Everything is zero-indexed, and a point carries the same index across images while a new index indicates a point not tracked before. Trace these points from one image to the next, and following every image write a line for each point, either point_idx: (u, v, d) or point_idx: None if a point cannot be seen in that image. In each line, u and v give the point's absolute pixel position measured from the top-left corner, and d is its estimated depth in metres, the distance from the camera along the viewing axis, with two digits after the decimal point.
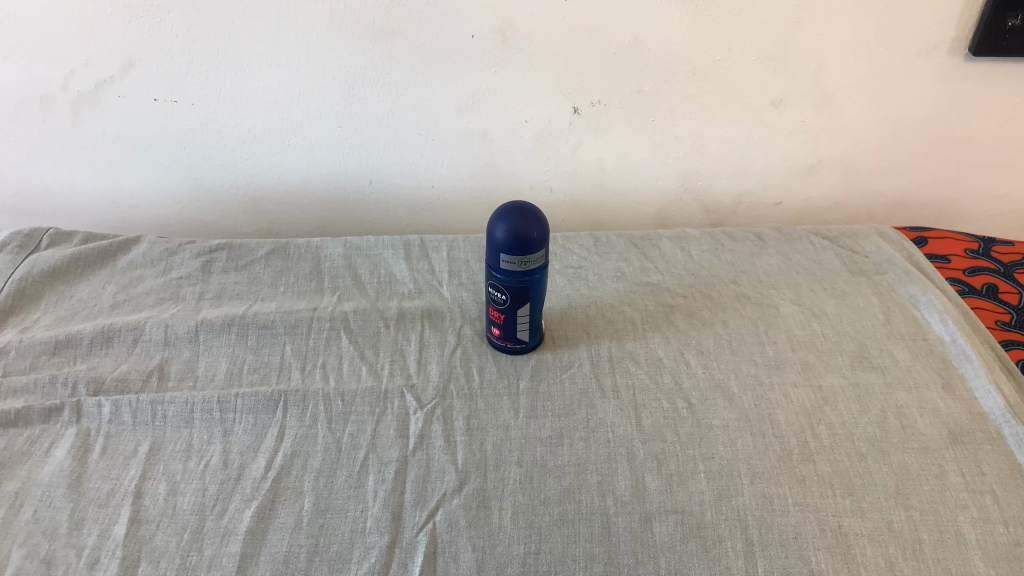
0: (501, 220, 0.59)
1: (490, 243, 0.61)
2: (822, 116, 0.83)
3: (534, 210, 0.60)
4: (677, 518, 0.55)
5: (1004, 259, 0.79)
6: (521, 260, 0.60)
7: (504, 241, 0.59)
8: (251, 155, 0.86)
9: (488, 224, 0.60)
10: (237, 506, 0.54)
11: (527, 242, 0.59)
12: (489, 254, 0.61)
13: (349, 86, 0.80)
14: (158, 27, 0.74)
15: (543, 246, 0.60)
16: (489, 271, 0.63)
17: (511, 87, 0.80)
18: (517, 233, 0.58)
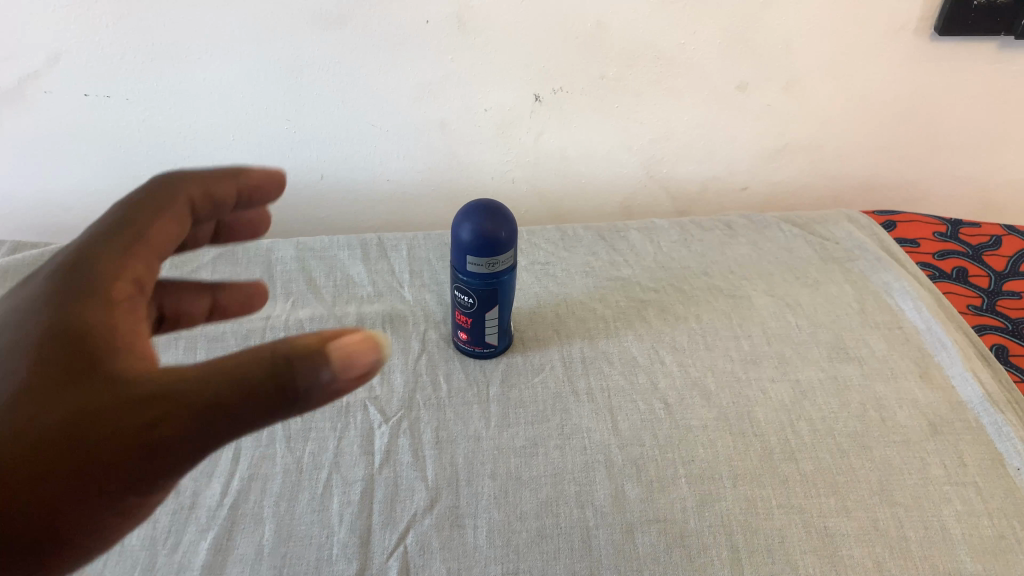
0: (466, 220, 0.56)
1: (455, 245, 0.58)
2: (788, 99, 0.82)
3: (501, 208, 0.57)
4: (660, 527, 0.53)
5: (972, 241, 0.78)
6: (490, 261, 0.57)
7: (471, 242, 0.56)
8: (193, 153, 0.81)
9: (453, 224, 0.57)
10: (192, 539, 0.50)
11: (495, 243, 0.56)
12: (455, 256, 0.58)
13: (298, 77, 0.75)
14: (84, 17, 0.68)
15: (512, 246, 0.58)
16: (455, 274, 0.60)
17: (470, 74, 0.77)
18: (484, 233, 0.55)
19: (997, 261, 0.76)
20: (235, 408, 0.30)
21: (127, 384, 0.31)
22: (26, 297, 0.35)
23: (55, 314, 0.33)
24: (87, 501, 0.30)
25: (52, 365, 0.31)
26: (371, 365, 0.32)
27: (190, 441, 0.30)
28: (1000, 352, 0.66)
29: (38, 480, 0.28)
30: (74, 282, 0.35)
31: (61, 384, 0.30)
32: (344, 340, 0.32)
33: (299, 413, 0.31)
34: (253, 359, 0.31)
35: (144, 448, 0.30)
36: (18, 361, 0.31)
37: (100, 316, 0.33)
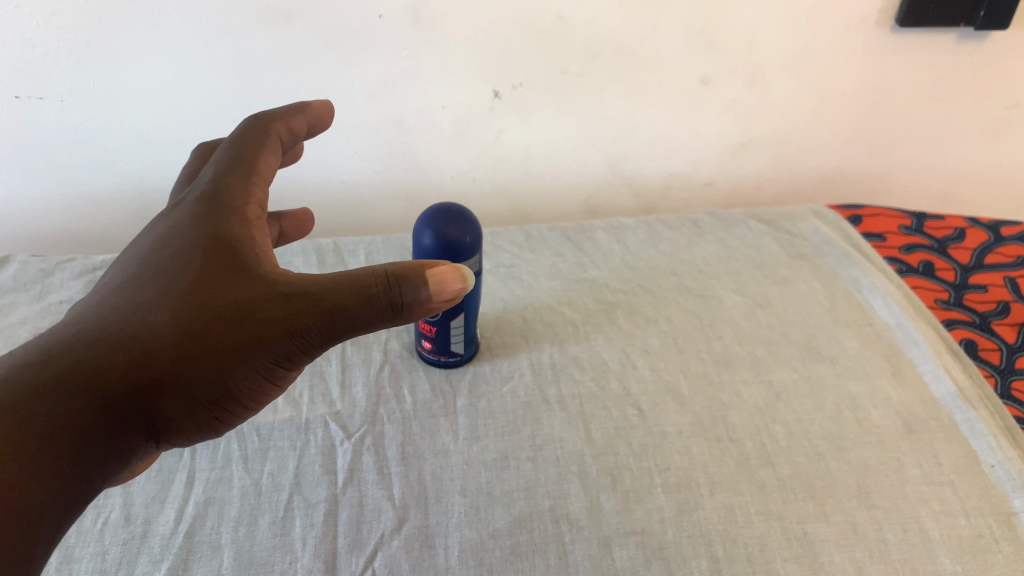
0: (427, 227, 0.53)
1: (415, 252, 0.55)
2: (752, 93, 0.81)
3: (463, 213, 0.54)
4: (638, 540, 0.51)
5: (937, 235, 0.78)
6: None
7: (433, 250, 0.53)
8: (136, 156, 0.77)
9: (414, 230, 0.55)
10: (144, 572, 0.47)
11: (457, 250, 0.53)
12: (416, 263, 0.55)
13: (247, 76, 0.72)
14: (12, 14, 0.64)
15: (475, 253, 0.55)
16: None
17: (428, 71, 0.74)
18: (446, 239, 0.53)
19: (962, 254, 0.76)
20: (356, 302, 0.39)
21: (270, 282, 0.39)
22: (176, 221, 0.43)
23: (204, 230, 0.41)
24: (249, 368, 0.38)
25: (214, 262, 0.39)
26: (459, 291, 0.41)
27: (318, 331, 0.39)
28: (969, 347, 0.66)
29: (219, 341, 0.37)
30: (215, 211, 0.43)
31: (225, 274, 0.39)
32: (440, 269, 0.40)
33: (404, 320, 0.40)
34: (372, 271, 0.40)
35: (285, 330, 0.38)
36: (188, 260, 0.39)
37: (247, 236, 0.42)
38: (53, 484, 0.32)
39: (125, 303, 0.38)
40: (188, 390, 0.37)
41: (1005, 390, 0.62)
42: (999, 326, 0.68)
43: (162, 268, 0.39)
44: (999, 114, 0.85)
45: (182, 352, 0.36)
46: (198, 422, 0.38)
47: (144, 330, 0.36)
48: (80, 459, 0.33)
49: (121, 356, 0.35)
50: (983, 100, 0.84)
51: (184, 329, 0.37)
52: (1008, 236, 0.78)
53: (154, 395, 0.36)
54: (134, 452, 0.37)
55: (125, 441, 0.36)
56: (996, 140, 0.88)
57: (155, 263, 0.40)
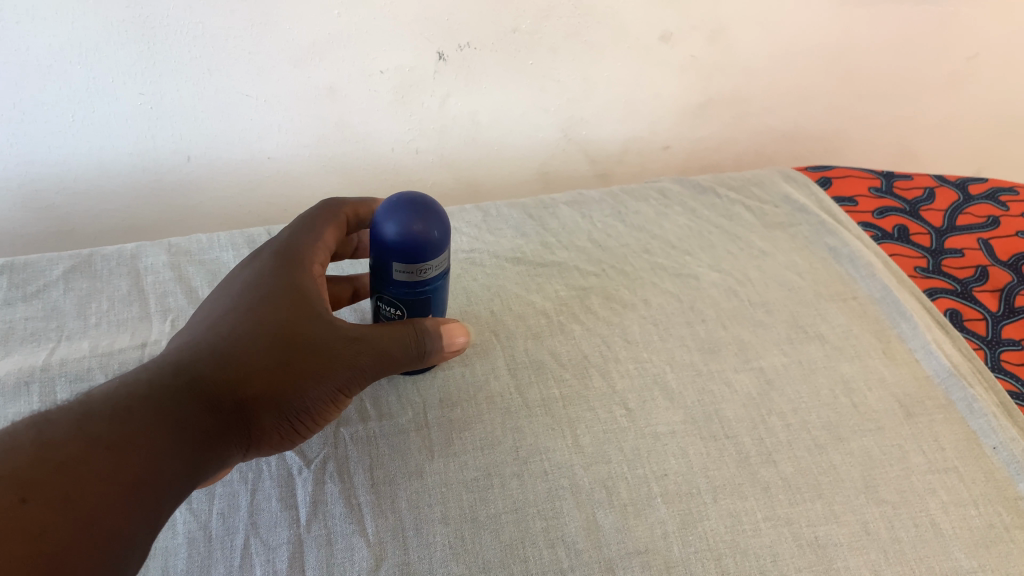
0: (388, 218, 0.45)
1: (376, 247, 0.47)
2: (713, 51, 0.75)
3: (431, 202, 0.47)
4: (643, 560, 0.46)
5: (907, 196, 0.75)
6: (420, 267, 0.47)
7: (395, 246, 0.45)
8: (20, 139, 0.65)
9: (373, 222, 0.46)
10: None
11: (426, 248, 0.46)
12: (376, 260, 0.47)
13: (151, 43, 0.61)
14: None
15: (446, 248, 0.47)
16: (377, 281, 0.49)
17: (363, 33, 0.65)
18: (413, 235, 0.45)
19: (934, 216, 0.73)
20: (397, 348, 0.46)
21: (339, 323, 0.44)
22: (254, 266, 0.46)
23: (285, 275, 0.45)
24: (321, 395, 0.42)
25: (298, 303, 0.43)
26: (461, 342, 0.50)
27: (371, 368, 0.44)
28: (955, 317, 0.63)
29: (307, 371, 0.41)
30: (292, 259, 0.46)
31: (305, 313, 0.43)
32: (452, 329, 0.49)
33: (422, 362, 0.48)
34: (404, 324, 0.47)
35: (351, 366, 0.43)
36: (276, 299, 0.43)
37: (316, 281, 0.46)
38: (182, 470, 0.36)
39: (225, 332, 0.41)
40: (278, 408, 0.41)
41: (995, 362, 0.60)
42: (981, 293, 0.66)
43: (252, 303, 0.42)
44: (959, 67, 0.82)
45: (279, 376, 0.41)
46: (275, 441, 0.43)
47: (244, 354, 0.40)
48: (198, 458, 0.37)
49: (228, 374, 0.39)
50: (944, 53, 0.81)
51: (281, 358, 0.41)
52: (976, 195, 0.76)
53: (256, 409, 0.40)
54: (232, 459, 0.40)
55: (224, 449, 0.39)
56: (955, 94, 0.85)
57: (246, 300, 0.43)
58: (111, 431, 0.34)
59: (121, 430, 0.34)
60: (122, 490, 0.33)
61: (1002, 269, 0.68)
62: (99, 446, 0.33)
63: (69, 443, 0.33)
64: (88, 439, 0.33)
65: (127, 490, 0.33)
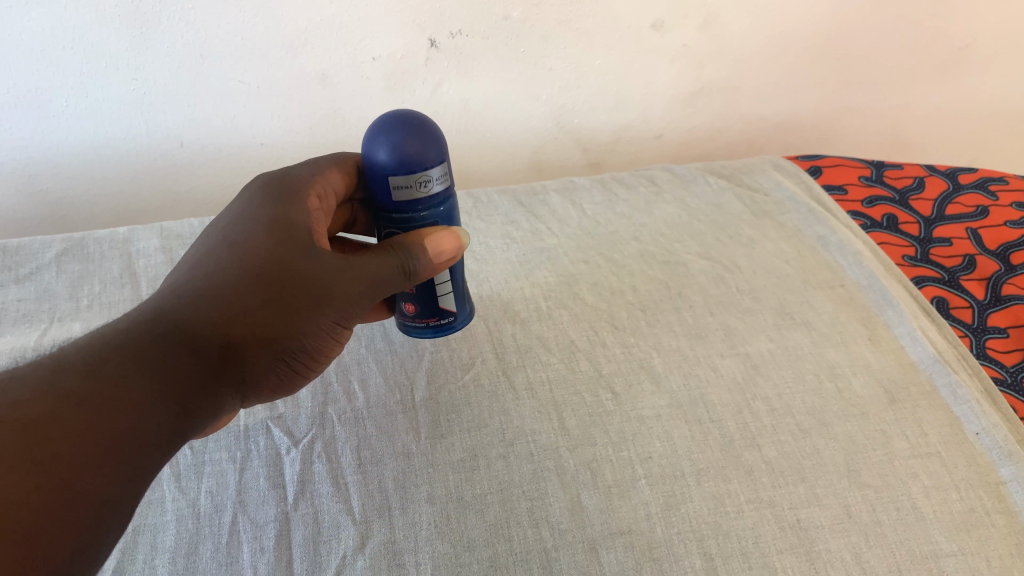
0: (382, 140, 0.43)
1: (372, 179, 0.45)
2: (706, 39, 0.75)
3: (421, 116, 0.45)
4: (626, 540, 0.47)
5: (897, 185, 0.75)
6: (422, 187, 0.44)
7: (389, 169, 0.43)
8: (14, 126, 0.66)
9: (364, 151, 0.44)
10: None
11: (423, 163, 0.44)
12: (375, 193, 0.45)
13: (141, 30, 0.62)
14: None
15: (445, 164, 0.45)
16: (382, 215, 0.47)
17: (355, 20, 0.66)
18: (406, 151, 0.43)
19: (923, 206, 0.74)
20: (383, 274, 0.45)
21: (329, 256, 0.43)
22: (241, 200, 0.45)
23: (271, 211, 0.44)
24: (313, 329, 0.42)
25: (283, 238, 0.42)
26: (455, 249, 0.48)
27: (360, 297, 0.44)
28: (941, 305, 0.64)
29: (295, 305, 0.41)
30: (282, 194, 0.45)
31: (295, 246, 0.42)
32: (435, 232, 0.47)
33: (411, 281, 0.47)
34: (387, 247, 0.46)
35: (341, 296, 0.43)
36: (261, 234, 0.42)
37: (305, 219, 0.45)
38: (172, 419, 0.35)
39: (207, 271, 0.40)
40: (271, 347, 0.40)
41: (981, 350, 0.61)
42: (968, 282, 0.66)
43: (237, 241, 0.41)
44: (953, 57, 0.83)
45: (267, 312, 0.39)
46: (268, 382, 0.42)
47: (233, 293, 0.39)
48: (189, 405, 0.36)
49: (218, 315, 0.38)
50: (937, 44, 0.81)
51: (268, 293, 0.40)
52: (966, 184, 0.76)
53: (248, 349, 0.39)
54: (224, 402, 0.39)
55: (215, 392, 0.38)
56: (949, 84, 0.85)
57: (230, 236, 0.42)
58: (89, 387, 0.32)
59: (94, 385, 0.32)
60: (105, 449, 0.31)
61: (990, 258, 0.68)
62: (72, 403, 0.31)
63: (37, 402, 0.30)
64: (63, 396, 0.31)
65: (109, 449, 0.31)
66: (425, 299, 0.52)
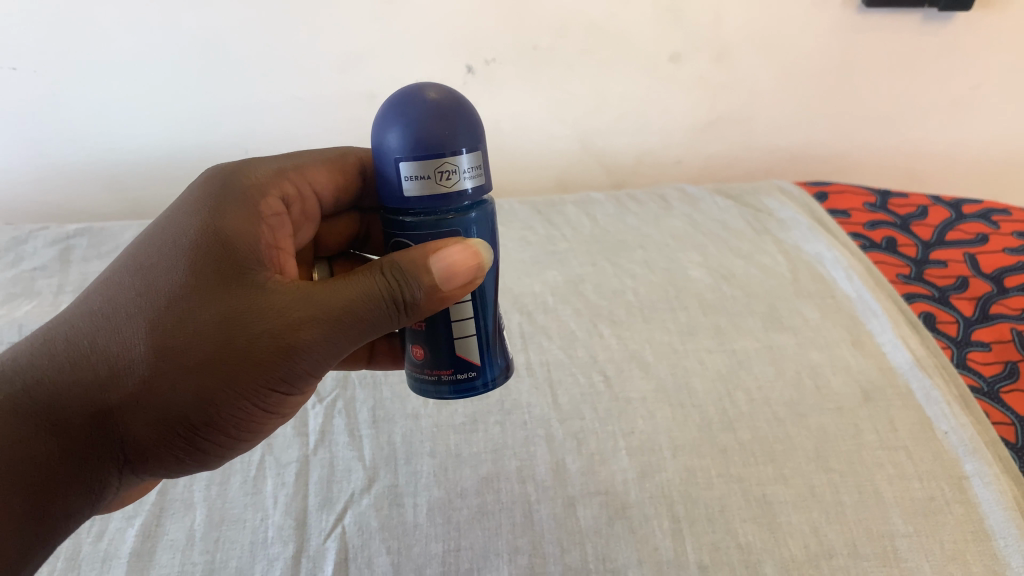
0: (395, 122, 0.40)
1: (382, 166, 0.41)
2: (719, 71, 0.84)
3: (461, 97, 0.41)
4: (602, 499, 0.53)
5: (900, 212, 0.80)
6: (442, 182, 0.40)
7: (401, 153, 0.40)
8: (107, 130, 0.78)
9: (378, 137, 0.41)
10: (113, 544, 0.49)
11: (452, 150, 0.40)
12: (385, 181, 0.41)
13: (218, 50, 0.75)
14: None
15: (477, 158, 0.41)
16: (393, 223, 0.43)
17: (402, 46, 0.77)
18: (433, 133, 0.39)
19: (924, 230, 0.78)
20: (345, 314, 0.40)
21: (269, 299, 0.39)
22: (181, 209, 0.42)
23: (205, 227, 0.40)
24: (231, 392, 0.38)
25: (208, 268, 0.39)
26: (467, 278, 0.42)
27: (306, 352, 0.39)
28: (928, 319, 0.68)
29: (205, 360, 0.37)
30: (234, 206, 0.43)
31: (223, 288, 0.38)
32: (447, 246, 0.41)
33: (399, 317, 0.42)
34: (370, 273, 0.41)
35: (273, 352, 0.38)
36: (179, 263, 0.39)
37: (252, 237, 0.42)
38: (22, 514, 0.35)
39: (105, 308, 0.38)
40: (159, 417, 0.37)
41: (961, 360, 0.64)
42: (958, 300, 0.70)
43: (151, 267, 0.39)
44: (963, 96, 0.88)
45: (158, 371, 0.36)
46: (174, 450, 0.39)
47: (123, 350, 0.36)
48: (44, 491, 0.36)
49: (96, 378, 0.36)
50: (946, 82, 0.87)
51: (169, 347, 0.37)
52: (969, 214, 0.80)
53: (128, 418, 0.37)
54: (105, 470, 0.38)
55: (88, 466, 0.37)
56: (959, 121, 0.90)
57: (146, 258, 0.39)
58: None
59: None
60: None
61: (983, 280, 0.72)
62: None
63: None
64: None
65: None
66: (441, 353, 0.46)
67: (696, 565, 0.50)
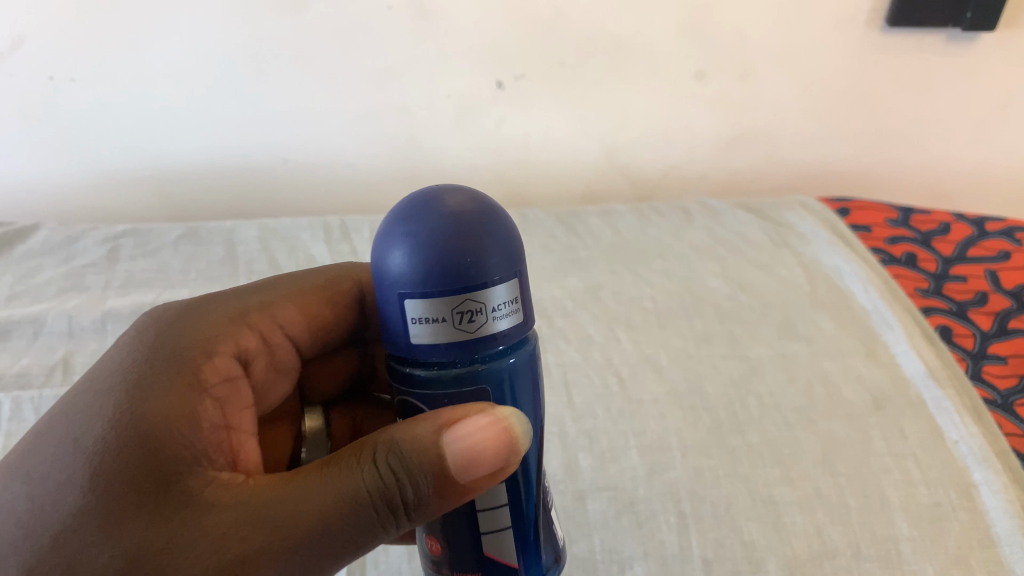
0: (402, 239, 0.34)
1: (386, 296, 0.35)
2: (743, 89, 0.86)
3: (496, 208, 0.36)
4: (610, 494, 0.54)
5: (922, 228, 0.81)
6: (462, 324, 0.34)
7: (410, 278, 0.34)
8: (154, 139, 0.83)
9: (382, 258, 0.35)
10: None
11: (479, 281, 0.33)
12: (392, 318, 0.35)
13: (261, 64, 0.80)
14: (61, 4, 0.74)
15: (512, 290, 0.35)
16: (404, 375, 0.36)
17: (434, 61, 0.81)
18: (454, 260, 0.33)
19: (945, 246, 0.78)
20: (312, 530, 0.33)
21: (204, 519, 0.33)
22: (93, 397, 0.37)
23: (121, 419, 0.35)
24: None
25: (120, 477, 0.33)
26: (484, 466, 0.36)
27: None
28: (945, 331, 0.68)
29: None
30: (163, 386, 0.38)
31: (141, 514, 0.33)
32: (469, 417, 0.35)
33: (390, 523, 0.35)
34: (357, 471, 0.35)
35: None
36: (80, 477, 0.33)
37: (184, 423, 0.36)
38: None
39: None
40: None
41: (976, 372, 0.65)
42: (976, 314, 0.70)
43: (48, 490, 0.34)
44: (989, 115, 0.89)
45: None
46: None
47: None
48: None
49: None
50: (971, 100, 0.88)
51: None
52: (992, 231, 0.80)
53: None
54: None
55: None
56: (985, 141, 0.91)
57: (43, 467, 0.35)
58: None
59: None
60: None
61: (1002, 295, 0.72)
62: None
63: None
64: None
65: None
66: (461, 556, 0.39)
67: (699, 560, 0.51)
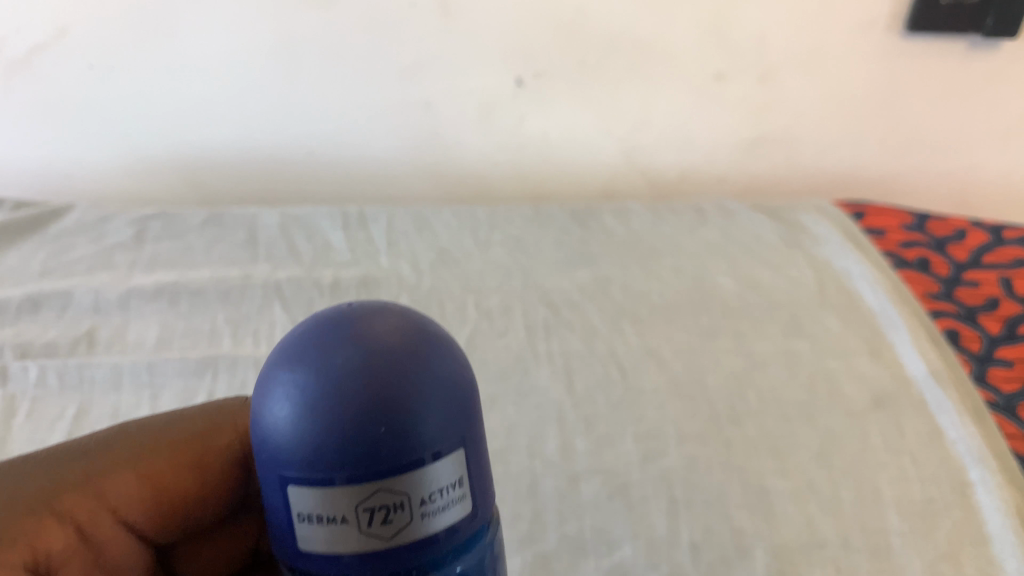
0: (285, 394, 0.25)
1: (264, 465, 0.26)
2: (762, 91, 0.86)
3: (431, 328, 0.27)
4: (604, 477, 0.56)
5: (937, 233, 0.81)
6: (373, 526, 0.25)
7: (295, 453, 0.25)
8: (187, 130, 0.87)
9: (261, 414, 0.26)
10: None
11: (408, 460, 0.25)
12: (276, 505, 0.27)
13: (290, 57, 0.82)
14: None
15: (456, 468, 0.26)
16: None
17: (456, 58, 0.83)
18: (369, 432, 0.25)
19: (960, 252, 0.78)
20: None
21: None
22: None
23: None
24: None
25: None
26: None
27: None
28: (952, 334, 0.68)
29: None
30: None
31: None
32: None
33: None
34: None
35: None
36: None
37: None
38: None
39: None
40: None
41: (981, 374, 0.64)
42: (985, 318, 0.70)
43: None
44: (1013, 124, 0.89)
45: None
46: None
47: None
48: None
49: None
50: (995, 107, 0.87)
51: None
52: (1009, 239, 0.80)
53: None
54: None
55: None
56: (1009, 148, 0.90)
57: None
58: None
59: None
60: None
61: (1015, 301, 0.72)
62: None
63: None
64: None
65: None
66: None
67: (687, 543, 0.52)
